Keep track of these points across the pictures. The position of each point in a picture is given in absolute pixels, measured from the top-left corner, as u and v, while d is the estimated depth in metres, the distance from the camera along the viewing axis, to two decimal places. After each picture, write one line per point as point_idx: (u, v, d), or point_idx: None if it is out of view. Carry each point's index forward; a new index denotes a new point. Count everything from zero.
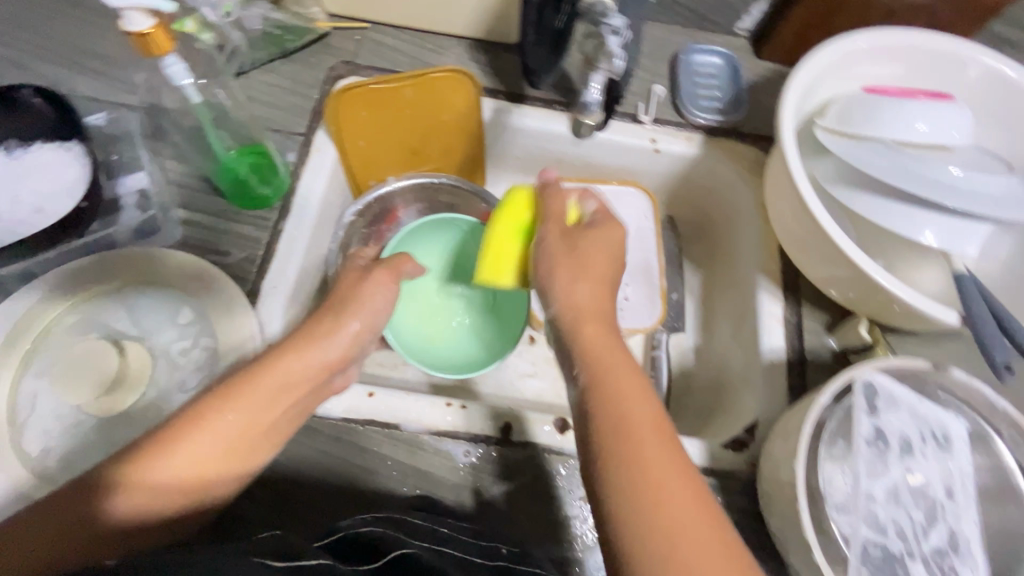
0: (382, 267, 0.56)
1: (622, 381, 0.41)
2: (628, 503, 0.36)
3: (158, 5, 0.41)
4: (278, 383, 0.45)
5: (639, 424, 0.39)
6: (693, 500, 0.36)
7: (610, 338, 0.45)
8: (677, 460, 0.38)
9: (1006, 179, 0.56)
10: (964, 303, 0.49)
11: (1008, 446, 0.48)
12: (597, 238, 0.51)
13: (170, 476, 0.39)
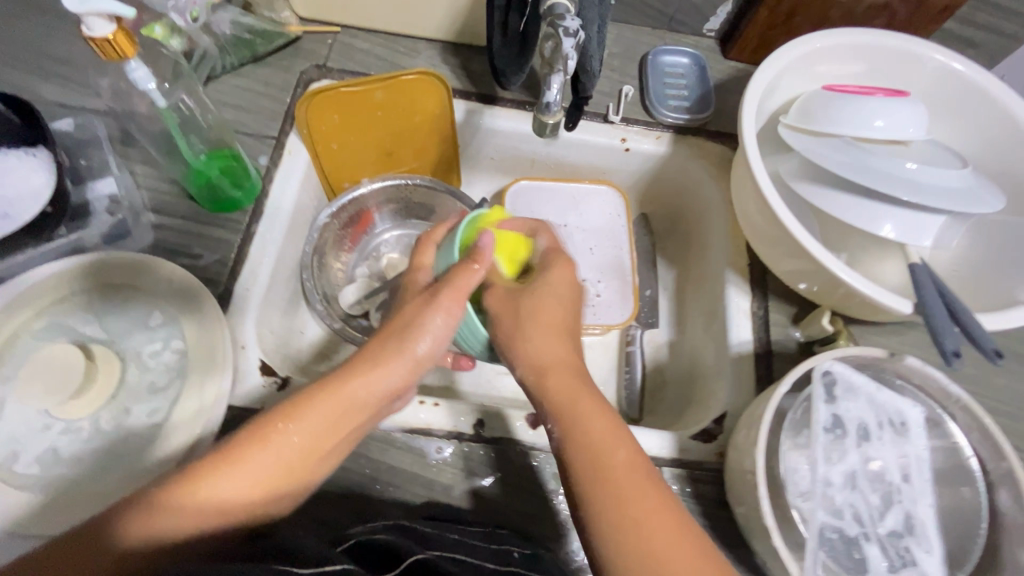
0: (447, 289, 0.47)
1: (598, 423, 0.42)
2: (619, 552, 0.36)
3: (117, 11, 0.41)
4: (328, 408, 0.41)
5: (620, 467, 0.39)
6: (684, 544, 0.37)
7: (584, 379, 0.45)
8: (664, 502, 0.38)
9: (961, 173, 0.57)
10: (918, 293, 0.51)
11: (962, 430, 0.49)
12: (548, 288, 0.49)
13: (200, 511, 0.36)
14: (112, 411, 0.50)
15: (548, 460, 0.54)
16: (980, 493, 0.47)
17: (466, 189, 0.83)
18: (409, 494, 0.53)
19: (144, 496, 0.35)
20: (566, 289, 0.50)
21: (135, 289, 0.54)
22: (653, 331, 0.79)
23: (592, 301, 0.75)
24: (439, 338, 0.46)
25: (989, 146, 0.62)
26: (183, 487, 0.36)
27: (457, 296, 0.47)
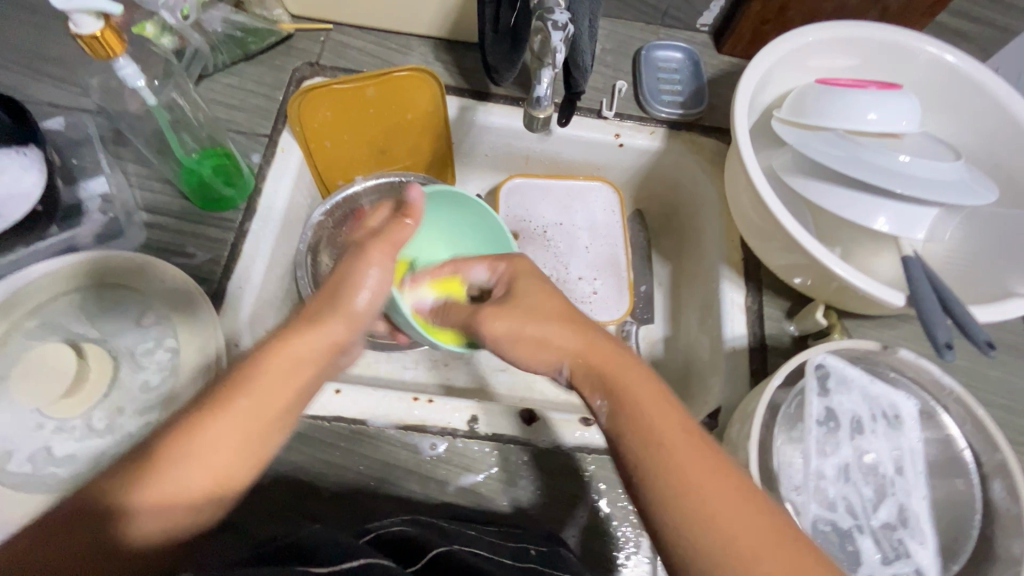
0: (378, 239, 0.46)
1: (649, 405, 0.40)
2: (695, 540, 0.34)
3: (105, 9, 0.41)
4: (276, 371, 0.41)
5: (677, 448, 0.38)
6: (757, 519, 0.35)
7: (622, 360, 0.44)
8: (728, 477, 0.36)
9: (954, 165, 0.57)
10: (910, 285, 0.51)
11: (955, 422, 0.49)
12: (527, 286, 0.50)
13: (172, 490, 0.36)
14: (105, 410, 0.50)
15: (546, 455, 0.54)
16: (974, 484, 0.47)
17: (460, 186, 0.83)
18: (408, 491, 0.53)
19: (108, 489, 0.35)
20: (551, 284, 0.50)
21: (127, 287, 0.54)
22: (648, 326, 0.79)
23: (587, 297, 0.75)
24: (377, 291, 0.45)
25: (982, 138, 0.62)
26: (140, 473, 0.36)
27: (388, 249, 0.46)
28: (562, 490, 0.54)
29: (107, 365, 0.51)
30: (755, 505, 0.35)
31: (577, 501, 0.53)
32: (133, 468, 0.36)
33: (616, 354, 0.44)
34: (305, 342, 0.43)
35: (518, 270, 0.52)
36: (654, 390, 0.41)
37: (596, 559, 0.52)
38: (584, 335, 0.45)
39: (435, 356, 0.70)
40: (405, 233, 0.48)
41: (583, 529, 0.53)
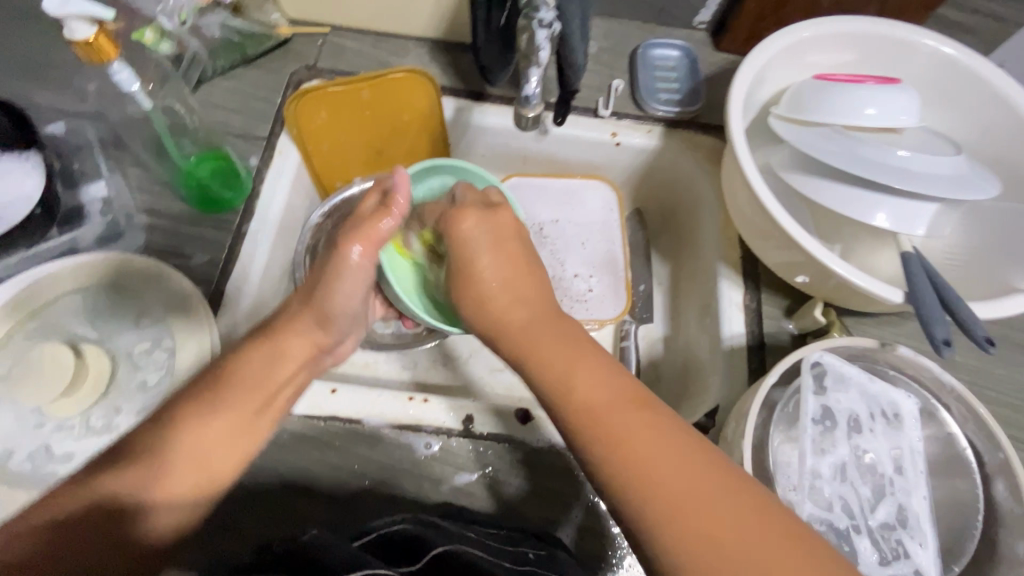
0: (355, 237, 0.50)
1: (564, 355, 0.41)
2: (618, 477, 0.35)
3: (97, 14, 0.41)
4: (257, 369, 0.45)
5: (594, 392, 0.38)
6: (679, 447, 0.35)
7: (543, 317, 0.45)
8: (642, 411, 0.37)
9: (956, 159, 0.56)
10: (908, 281, 0.50)
11: (957, 420, 0.48)
12: (479, 255, 0.49)
13: (168, 477, 0.39)
14: (103, 409, 0.51)
15: (538, 455, 0.54)
16: (976, 485, 0.46)
17: None
18: (402, 490, 0.53)
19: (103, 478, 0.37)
20: (506, 249, 0.50)
21: (126, 289, 0.55)
22: (648, 326, 0.79)
23: (584, 296, 0.75)
24: (354, 287, 0.51)
25: (984, 132, 0.61)
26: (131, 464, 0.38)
27: (370, 248, 0.50)
28: (556, 490, 0.53)
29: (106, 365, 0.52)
30: (675, 432, 0.36)
31: (571, 503, 0.53)
32: (127, 460, 0.38)
33: (541, 313, 0.45)
34: (290, 343, 0.48)
35: (472, 230, 0.50)
36: (570, 340, 0.42)
37: (590, 560, 0.51)
38: (519, 300, 0.46)
39: (433, 356, 0.70)
40: (388, 230, 0.51)
41: (578, 529, 0.52)
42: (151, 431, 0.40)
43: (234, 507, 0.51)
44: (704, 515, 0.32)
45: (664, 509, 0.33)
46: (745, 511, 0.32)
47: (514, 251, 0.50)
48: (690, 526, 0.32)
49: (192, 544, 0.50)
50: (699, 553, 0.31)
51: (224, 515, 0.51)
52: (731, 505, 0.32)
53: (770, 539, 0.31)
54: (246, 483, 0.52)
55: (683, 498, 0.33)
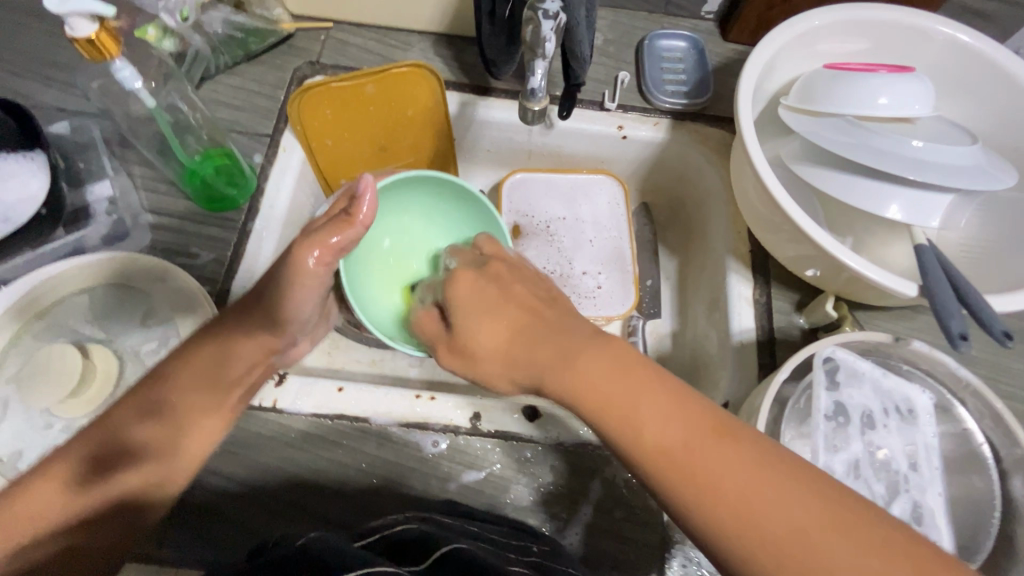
0: (314, 243, 0.48)
1: (624, 396, 0.35)
2: (725, 533, 0.31)
3: (98, 11, 0.41)
4: (213, 366, 0.47)
5: (673, 436, 0.33)
6: (785, 483, 0.31)
7: (591, 350, 0.38)
8: (731, 445, 0.32)
9: (972, 148, 0.55)
10: (923, 274, 0.49)
11: (973, 416, 0.48)
12: (482, 315, 0.43)
13: (154, 474, 0.43)
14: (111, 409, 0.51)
15: (546, 452, 0.54)
16: (992, 481, 0.46)
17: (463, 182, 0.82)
18: (409, 488, 0.53)
19: (94, 482, 0.40)
20: (507, 297, 0.44)
21: (132, 288, 0.55)
22: (655, 321, 0.78)
23: (591, 292, 0.74)
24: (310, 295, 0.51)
25: (1001, 121, 0.59)
26: (117, 468, 0.41)
27: (328, 255, 0.48)
28: (565, 488, 0.53)
29: (112, 364, 0.52)
30: (780, 468, 0.31)
31: (579, 499, 0.53)
32: (119, 464, 0.41)
33: (581, 345, 0.39)
34: (247, 338, 0.49)
35: (471, 291, 0.45)
36: (627, 375, 0.36)
37: (599, 558, 0.51)
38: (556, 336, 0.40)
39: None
40: (349, 238, 0.49)
41: (587, 526, 0.52)
42: (130, 430, 0.43)
43: (242, 505, 0.51)
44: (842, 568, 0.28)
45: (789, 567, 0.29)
46: (882, 551, 0.28)
47: (526, 290, 0.45)
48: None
49: (200, 543, 0.50)
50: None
51: (231, 511, 0.51)
52: (814, 515, 0.30)
53: (862, 545, 0.29)
54: (253, 481, 0.52)
55: (812, 551, 0.29)
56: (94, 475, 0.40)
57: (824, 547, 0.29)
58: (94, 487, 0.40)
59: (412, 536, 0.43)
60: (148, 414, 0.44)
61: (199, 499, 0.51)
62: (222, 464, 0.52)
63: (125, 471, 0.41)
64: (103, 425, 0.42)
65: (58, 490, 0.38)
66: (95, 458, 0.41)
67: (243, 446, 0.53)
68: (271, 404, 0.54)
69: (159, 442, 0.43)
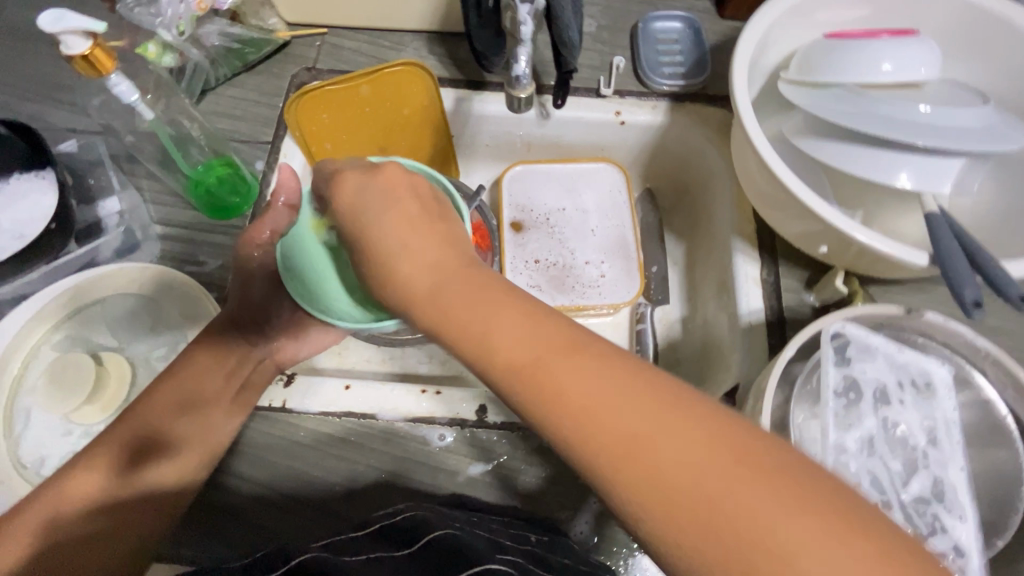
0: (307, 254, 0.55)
1: (474, 310, 0.35)
2: (577, 438, 0.31)
3: (90, 27, 0.43)
4: (214, 367, 0.53)
5: (510, 336, 0.34)
6: (637, 393, 0.31)
7: (458, 282, 0.37)
8: (580, 354, 0.33)
9: (983, 109, 0.53)
10: (934, 241, 0.47)
11: (995, 386, 0.46)
12: (374, 228, 0.40)
13: (185, 469, 0.49)
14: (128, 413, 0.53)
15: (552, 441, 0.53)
16: (1019, 453, 0.44)
17: (464, 178, 0.82)
18: (417, 482, 0.53)
19: (131, 472, 0.47)
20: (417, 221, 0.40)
21: (143, 297, 0.56)
22: (664, 308, 0.76)
23: (595, 281, 0.73)
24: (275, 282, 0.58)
25: (1013, 80, 0.57)
26: (148, 460, 0.48)
27: None
28: (571, 477, 0.53)
29: (125, 369, 0.54)
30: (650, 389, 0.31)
31: (587, 487, 0.52)
32: (152, 456, 0.48)
33: (452, 264, 0.38)
34: (243, 345, 0.55)
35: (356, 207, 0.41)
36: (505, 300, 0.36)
37: (609, 547, 0.51)
38: (429, 266, 0.38)
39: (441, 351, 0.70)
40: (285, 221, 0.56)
41: (597, 515, 0.52)
42: (159, 422, 0.50)
43: (259, 507, 0.52)
44: (677, 467, 0.28)
45: (632, 468, 0.29)
46: (706, 438, 0.29)
47: (407, 217, 0.40)
48: (660, 479, 0.28)
49: (214, 542, 0.51)
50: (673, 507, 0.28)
51: (246, 512, 0.52)
52: (661, 414, 0.30)
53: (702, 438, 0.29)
54: (264, 480, 0.53)
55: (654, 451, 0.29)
56: (126, 469, 0.47)
57: (669, 448, 0.29)
58: (127, 476, 0.47)
59: (403, 526, 0.43)
60: (177, 412, 0.50)
61: (212, 497, 0.52)
62: (238, 467, 0.53)
63: (157, 464, 0.48)
64: (128, 424, 0.49)
65: (99, 478, 0.46)
66: (126, 454, 0.48)
67: (250, 447, 0.54)
68: (281, 405, 0.55)
69: (184, 440, 0.49)
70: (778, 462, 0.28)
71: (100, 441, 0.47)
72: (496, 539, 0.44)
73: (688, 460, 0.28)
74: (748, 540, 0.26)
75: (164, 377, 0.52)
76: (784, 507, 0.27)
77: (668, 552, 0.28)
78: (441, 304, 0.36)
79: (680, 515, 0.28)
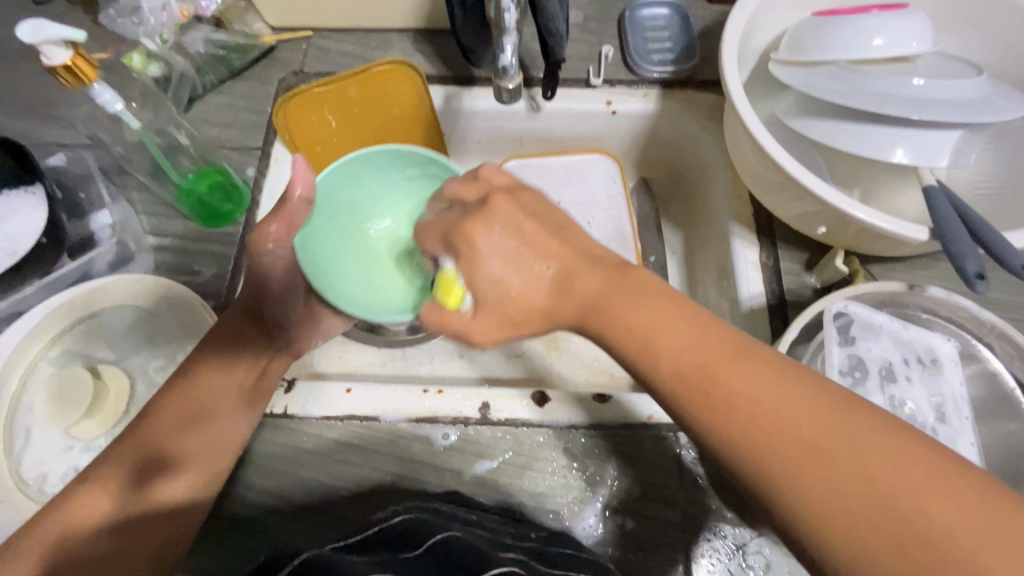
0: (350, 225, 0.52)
1: (633, 318, 0.37)
2: (750, 441, 0.32)
3: (69, 36, 0.42)
4: (231, 379, 0.51)
5: (671, 342, 0.36)
6: (814, 401, 0.32)
7: (618, 285, 0.39)
8: (750, 362, 0.34)
9: (977, 80, 0.52)
10: (933, 216, 0.47)
11: (1003, 360, 0.45)
12: (512, 263, 0.39)
13: (188, 487, 0.47)
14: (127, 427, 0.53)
15: (558, 437, 0.53)
16: None
17: None
18: (423, 484, 0.52)
19: (140, 488, 0.45)
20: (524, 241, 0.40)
21: (137, 309, 0.56)
22: None
23: None
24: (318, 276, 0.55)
25: (1005, 50, 0.56)
26: (157, 477, 0.46)
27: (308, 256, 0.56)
28: (579, 471, 0.52)
29: (123, 383, 0.54)
30: (836, 395, 0.32)
31: (594, 484, 0.52)
32: (163, 471, 0.46)
33: (607, 279, 0.39)
34: (249, 356, 0.52)
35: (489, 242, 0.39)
36: (658, 296, 0.38)
37: (619, 541, 0.50)
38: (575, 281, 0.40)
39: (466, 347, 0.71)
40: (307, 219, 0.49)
41: (605, 509, 0.51)
42: (169, 435, 0.47)
43: (266, 514, 0.52)
44: (865, 477, 0.29)
45: (806, 474, 0.30)
46: (894, 455, 0.29)
47: (545, 246, 0.40)
48: (843, 488, 0.29)
49: (221, 552, 0.51)
50: (856, 507, 0.29)
51: (251, 519, 0.52)
52: (841, 426, 0.31)
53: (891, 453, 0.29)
54: (270, 488, 0.53)
55: (836, 450, 0.30)
56: (134, 488, 0.45)
57: (856, 458, 0.30)
58: (139, 492, 0.45)
59: (399, 530, 0.42)
60: (185, 426, 0.48)
61: (222, 507, 0.52)
62: (244, 475, 0.53)
63: (165, 479, 0.46)
64: (129, 442, 0.46)
65: (108, 497, 0.44)
66: (130, 472, 0.45)
67: (259, 455, 0.53)
68: (283, 411, 0.54)
69: (192, 456, 0.48)
70: (969, 480, 0.28)
71: (101, 460, 0.45)
72: (497, 539, 0.44)
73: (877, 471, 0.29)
74: (922, 527, 0.27)
75: (164, 392, 0.49)
76: (971, 508, 0.27)
77: (850, 552, 0.29)
78: (585, 303, 0.39)
79: (855, 510, 0.29)
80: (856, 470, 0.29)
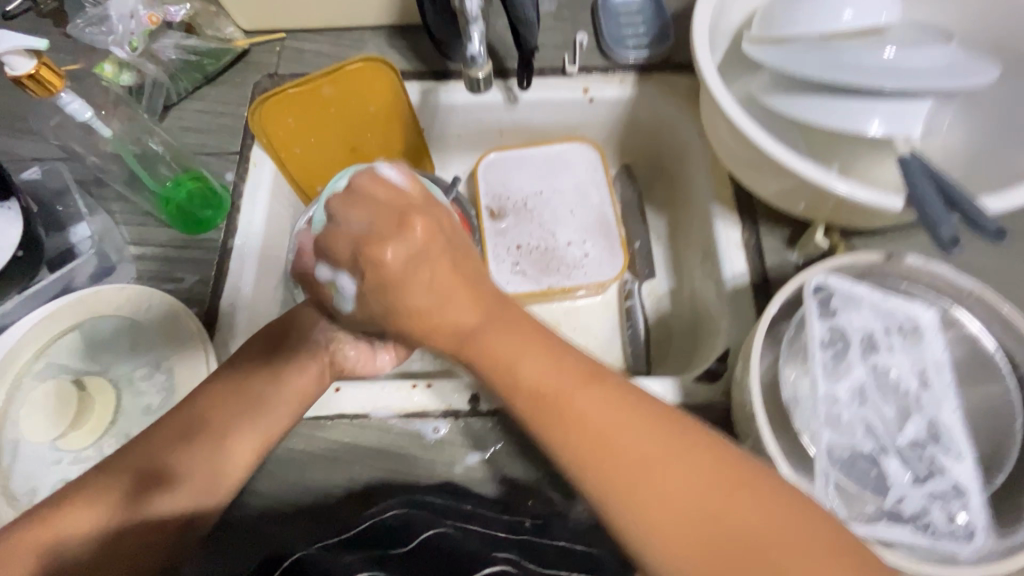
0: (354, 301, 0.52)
1: (497, 346, 0.34)
2: (590, 469, 0.33)
3: (30, 45, 0.42)
4: (239, 390, 0.50)
5: (531, 372, 0.34)
6: (658, 432, 0.33)
7: (495, 321, 0.35)
8: (602, 390, 0.34)
9: (947, 48, 0.52)
10: (908, 185, 0.47)
11: (983, 325, 0.46)
12: (422, 295, 0.32)
13: (181, 502, 0.45)
14: (115, 436, 0.53)
15: None
16: (1010, 388, 0.44)
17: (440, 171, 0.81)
18: (414, 478, 0.53)
19: (133, 501, 0.43)
20: (439, 279, 0.33)
21: (119, 317, 0.56)
22: (652, 282, 0.76)
23: (579, 261, 0.73)
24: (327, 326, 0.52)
25: (972, 17, 0.57)
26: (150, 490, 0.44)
27: None
28: None
29: (110, 393, 0.54)
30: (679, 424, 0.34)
31: None
32: (157, 485, 0.45)
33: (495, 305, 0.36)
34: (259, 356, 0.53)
35: (396, 283, 0.32)
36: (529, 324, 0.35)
37: None
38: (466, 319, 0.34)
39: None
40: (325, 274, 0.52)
41: None
42: (168, 448, 0.46)
43: (260, 516, 0.52)
44: (690, 508, 0.32)
45: (635, 503, 0.32)
46: (720, 487, 0.32)
47: (450, 278, 0.33)
48: (668, 518, 0.32)
49: (215, 557, 0.50)
50: (678, 539, 0.31)
51: (247, 520, 0.52)
52: (679, 458, 0.33)
53: (716, 485, 0.32)
54: (264, 489, 0.53)
55: (669, 483, 0.32)
56: (128, 499, 0.43)
57: (684, 491, 0.32)
58: (132, 505, 0.43)
59: (389, 524, 0.43)
60: (183, 440, 0.47)
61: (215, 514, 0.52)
62: None
63: (158, 494, 0.44)
64: (133, 457, 0.45)
65: (100, 506, 0.42)
66: (130, 486, 0.44)
67: None
68: None
69: (189, 470, 0.46)
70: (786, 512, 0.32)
71: (100, 473, 0.44)
72: (488, 531, 0.44)
73: (698, 506, 0.32)
74: (731, 556, 0.31)
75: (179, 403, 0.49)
76: (775, 529, 0.31)
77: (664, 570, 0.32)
78: (455, 345, 0.34)
79: (675, 540, 0.31)
80: (695, 502, 0.32)
